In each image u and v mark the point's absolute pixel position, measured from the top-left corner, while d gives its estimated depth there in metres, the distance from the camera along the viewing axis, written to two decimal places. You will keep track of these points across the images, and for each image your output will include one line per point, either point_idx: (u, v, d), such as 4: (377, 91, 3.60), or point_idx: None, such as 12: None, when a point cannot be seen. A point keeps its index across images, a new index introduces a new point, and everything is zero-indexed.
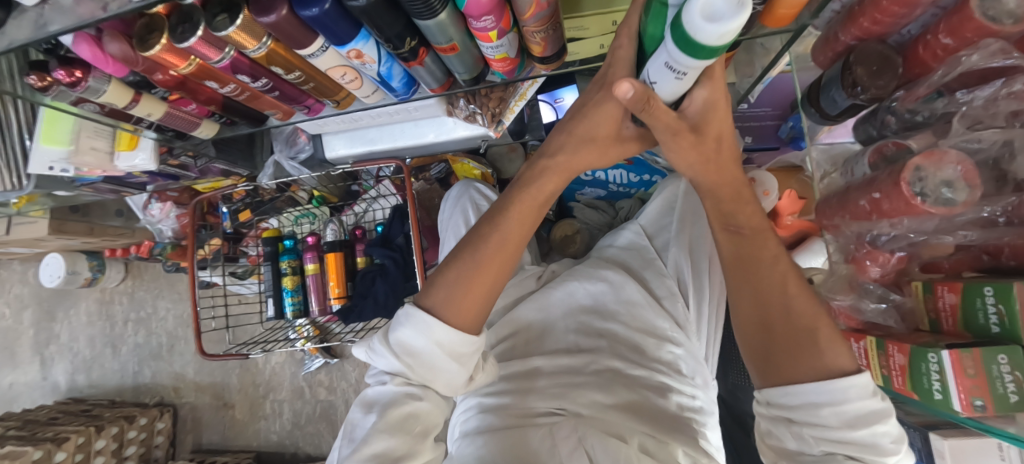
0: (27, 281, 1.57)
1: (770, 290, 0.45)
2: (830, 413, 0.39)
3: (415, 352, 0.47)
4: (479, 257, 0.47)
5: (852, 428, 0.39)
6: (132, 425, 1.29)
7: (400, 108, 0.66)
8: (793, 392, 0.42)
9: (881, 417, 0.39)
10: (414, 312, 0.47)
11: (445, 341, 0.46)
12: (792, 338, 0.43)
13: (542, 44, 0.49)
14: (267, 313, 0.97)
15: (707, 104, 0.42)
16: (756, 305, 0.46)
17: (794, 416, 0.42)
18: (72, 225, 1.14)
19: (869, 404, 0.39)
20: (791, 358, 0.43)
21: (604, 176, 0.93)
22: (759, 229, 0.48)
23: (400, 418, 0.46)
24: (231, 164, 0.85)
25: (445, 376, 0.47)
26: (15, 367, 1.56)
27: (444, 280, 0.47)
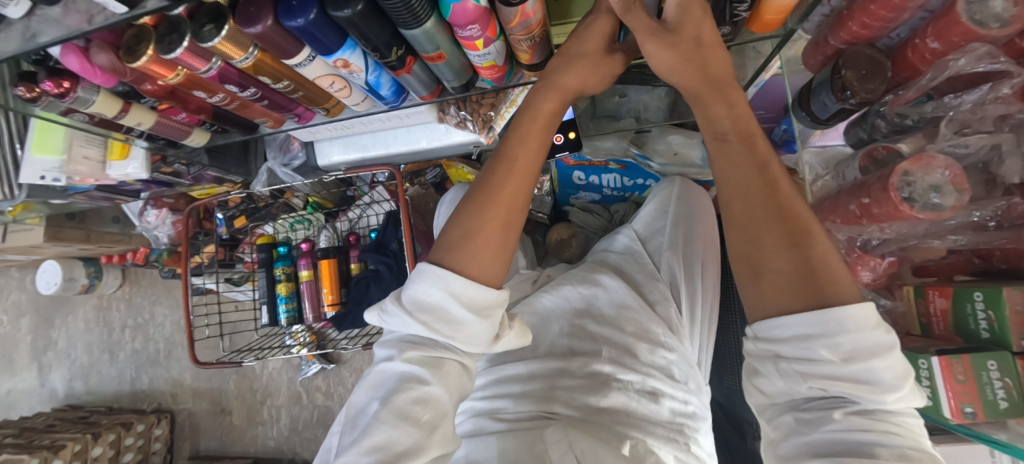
0: (24, 288, 1.57)
1: (759, 211, 0.39)
2: (822, 345, 0.34)
3: (431, 307, 0.42)
4: (494, 187, 0.44)
5: (847, 362, 0.33)
6: (130, 432, 1.29)
7: (391, 115, 0.65)
8: (784, 323, 0.36)
9: (885, 351, 0.33)
10: (426, 266, 0.42)
11: (461, 298, 0.41)
12: (787, 262, 0.37)
13: (529, 51, 0.49)
14: (260, 320, 0.96)
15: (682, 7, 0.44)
16: (746, 228, 0.40)
17: (782, 351, 0.36)
18: (68, 232, 1.14)
19: (871, 335, 0.33)
20: (783, 286, 0.37)
21: (598, 181, 0.94)
22: (747, 133, 0.42)
23: (405, 404, 0.41)
24: (225, 171, 0.85)
25: (465, 336, 0.42)
26: (13, 374, 1.56)
27: (458, 211, 0.44)
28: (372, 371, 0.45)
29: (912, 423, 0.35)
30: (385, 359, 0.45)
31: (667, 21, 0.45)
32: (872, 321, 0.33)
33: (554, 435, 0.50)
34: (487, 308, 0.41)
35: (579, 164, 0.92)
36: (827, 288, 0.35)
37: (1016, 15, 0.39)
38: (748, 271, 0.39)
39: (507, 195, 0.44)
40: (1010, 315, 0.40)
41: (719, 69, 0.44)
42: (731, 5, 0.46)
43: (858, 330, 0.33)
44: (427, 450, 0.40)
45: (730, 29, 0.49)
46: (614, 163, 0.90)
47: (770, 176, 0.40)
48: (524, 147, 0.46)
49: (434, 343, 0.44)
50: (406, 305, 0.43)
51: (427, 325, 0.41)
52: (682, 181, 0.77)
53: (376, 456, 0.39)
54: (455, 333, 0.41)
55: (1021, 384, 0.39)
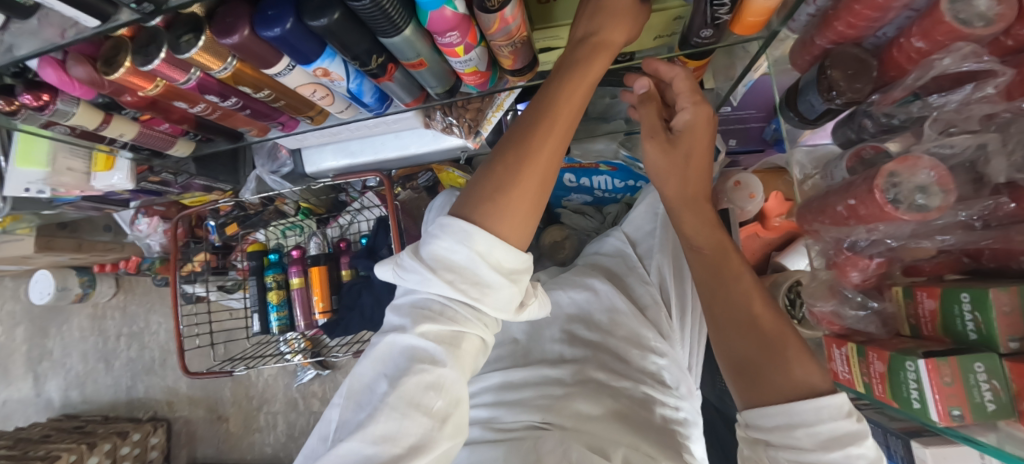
0: (18, 297, 1.56)
1: (739, 314, 0.46)
2: (802, 433, 0.38)
3: (454, 267, 0.38)
4: (535, 137, 0.41)
5: (825, 450, 0.36)
6: (126, 441, 1.28)
7: (378, 122, 0.65)
8: (766, 413, 0.40)
9: (858, 440, 0.36)
10: (451, 221, 0.38)
11: (493, 256, 0.37)
12: (766, 360, 0.43)
13: (511, 56, 0.48)
14: (252, 328, 0.96)
15: (690, 124, 0.55)
16: (731, 330, 0.46)
17: (770, 439, 0.40)
18: (59, 241, 1.14)
19: (846, 426, 0.37)
20: (767, 382, 0.42)
21: (589, 183, 0.93)
22: (720, 248, 0.52)
23: (417, 388, 0.37)
24: (213, 179, 0.84)
25: (494, 302, 0.38)
26: (8, 384, 1.55)
27: (491, 163, 0.41)
28: (378, 343, 0.40)
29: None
30: (395, 328, 0.40)
31: (675, 127, 0.56)
32: (845, 413, 0.37)
33: (550, 446, 0.49)
34: (517, 271, 0.39)
35: (570, 166, 0.90)
36: (803, 381, 0.40)
37: (1000, 13, 0.38)
38: (736, 371, 0.45)
39: (546, 156, 0.40)
40: (996, 317, 0.39)
41: (702, 194, 0.56)
42: (711, 8, 0.44)
43: (838, 427, 0.36)
44: (437, 442, 0.37)
45: (712, 31, 0.48)
46: (605, 165, 0.89)
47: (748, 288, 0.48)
48: (565, 105, 0.43)
49: (454, 314, 0.39)
50: (426, 262, 0.38)
51: (456, 286, 0.37)
52: None
53: (383, 445, 0.35)
54: (482, 297, 0.37)
55: (1009, 387, 0.38)
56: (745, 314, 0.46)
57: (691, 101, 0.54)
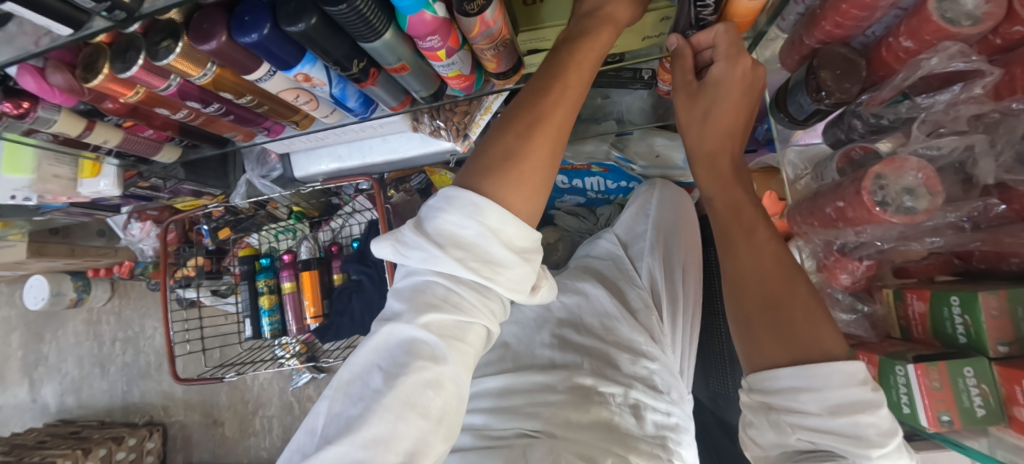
0: (13, 303, 1.56)
1: (752, 273, 0.44)
2: (808, 398, 0.36)
3: (462, 241, 0.35)
4: (545, 98, 0.39)
5: (832, 415, 0.35)
6: (121, 446, 1.28)
7: (365, 126, 0.64)
8: (774, 377, 0.39)
9: (871, 408, 0.34)
10: (460, 193, 0.36)
11: (502, 228, 0.35)
12: (772, 322, 0.41)
13: (494, 60, 0.48)
14: (244, 333, 0.95)
15: (722, 78, 0.46)
16: (745, 290, 0.44)
17: (773, 402, 0.39)
18: (52, 247, 1.14)
19: (858, 393, 0.35)
20: (772, 343, 0.40)
21: (581, 184, 0.93)
22: (737, 205, 0.48)
23: (415, 385, 0.34)
24: (202, 184, 0.84)
25: (507, 282, 0.36)
26: (4, 390, 1.55)
27: (500, 129, 0.39)
28: (376, 333, 0.37)
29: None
30: (395, 317, 0.37)
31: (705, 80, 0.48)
32: (856, 377, 0.35)
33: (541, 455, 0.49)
34: (528, 250, 0.37)
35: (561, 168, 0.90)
36: (811, 345, 0.38)
37: (988, 12, 0.37)
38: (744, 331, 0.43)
39: (556, 121, 0.38)
40: (985, 321, 0.39)
41: (728, 146, 0.49)
42: (695, 8, 0.44)
43: (848, 392, 0.35)
44: (432, 447, 0.34)
45: (696, 34, 0.48)
46: (596, 166, 0.88)
47: (768, 243, 0.44)
48: (576, 72, 0.41)
49: (460, 300, 0.37)
50: (433, 237, 0.36)
51: (466, 263, 0.35)
52: (663, 182, 0.78)
53: (374, 449, 0.33)
54: (495, 275, 0.35)
55: (998, 391, 0.38)
56: (758, 275, 0.43)
57: (726, 53, 0.45)
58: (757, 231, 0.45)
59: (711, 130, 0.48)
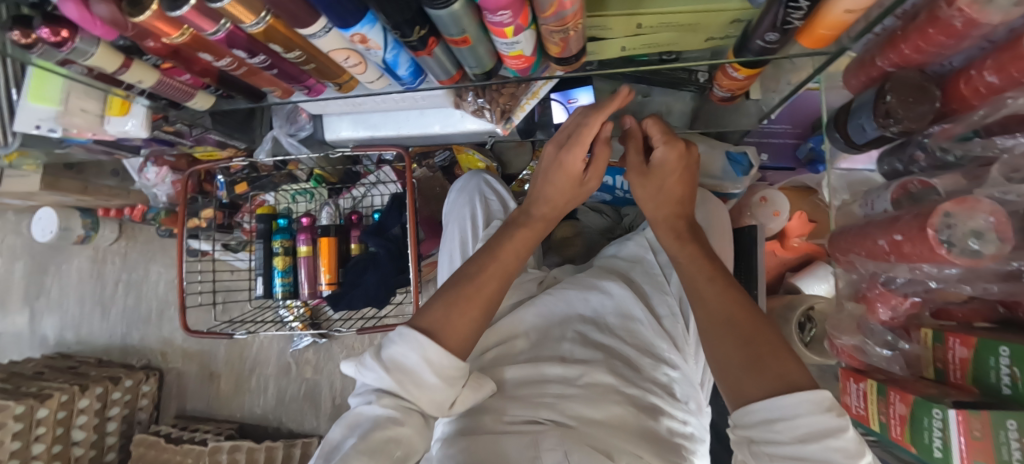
0: (19, 232, 1.55)
1: (721, 312, 0.48)
2: (783, 427, 0.37)
3: (406, 366, 0.46)
4: (496, 251, 0.58)
5: (802, 442, 0.36)
6: (116, 387, 1.29)
7: (405, 97, 0.61)
8: (750, 410, 0.40)
9: (839, 433, 0.35)
10: (408, 331, 0.48)
11: (436, 364, 0.46)
12: (745, 357, 0.43)
13: (560, 44, 0.45)
14: (255, 291, 0.92)
15: (665, 157, 0.58)
16: (718, 335, 0.47)
17: (754, 435, 0.39)
18: (65, 182, 1.12)
19: (826, 420, 0.36)
20: (747, 379, 0.42)
21: (611, 182, 0.91)
22: (693, 259, 0.56)
23: (377, 444, 0.42)
24: (228, 136, 0.81)
25: (432, 397, 0.46)
26: (5, 317, 1.55)
27: (448, 295, 0.53)
28: (349, 413, 0.46)
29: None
30: (361, 405, 0.47)
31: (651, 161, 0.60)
32: (819, 402, 0.36)
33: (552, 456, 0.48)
34: (455, 376, 0.47)
35: None
36: (778, 376, 0.40)
37: None
38: (724, 376, 0.45)
39: (503, 268, 0.56)
40: None
41: (681, 212, 0.60)
42: (784, 10, 0.40)
43: (813, 422, 0.36)
44: None
45: (778, 36, 0.44)
46: None
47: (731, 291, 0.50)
48: (515, 242, 0.59)
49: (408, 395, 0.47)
50: (384, 362, 0.46)
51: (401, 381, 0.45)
52: (703, 191, 0.75)
53: None
54: (422, 394, 0.46)
55: None
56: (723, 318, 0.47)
57: (663, 140, 0.58)
58: (717, 279, 0.52)
59: (665, 201, 0.60)
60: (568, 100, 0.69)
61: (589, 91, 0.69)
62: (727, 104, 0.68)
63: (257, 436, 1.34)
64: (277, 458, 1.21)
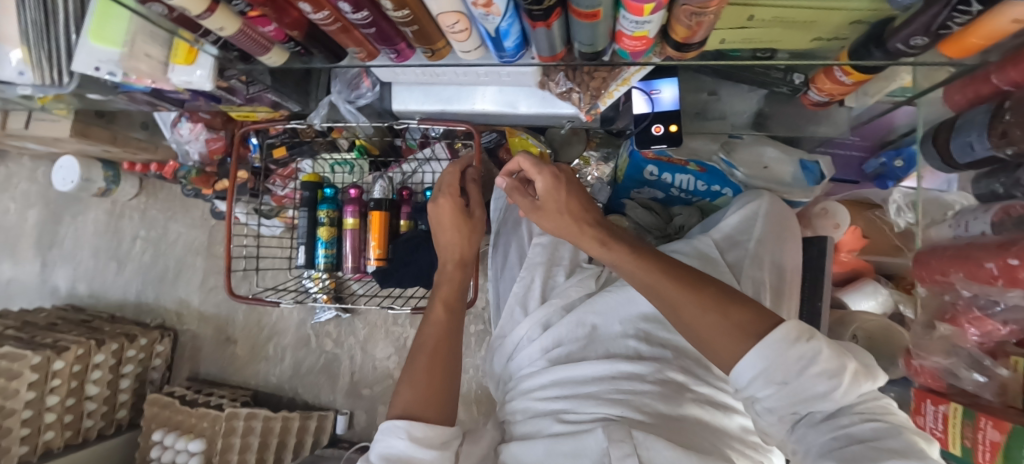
0: (35, 179, 1.51)
1: (670, 296, 0.47)
2: (773, 385, 0.42)
3: (400, 459, 0.50)
4: (428, 319, 0.62)
5: (788, 381, 0.41)
6: (133, 345, 1.27)
7: (491, 71, 0.59)
8: (741, 381, 0.44)
9: (811, 356, 0.40)
10: (390, 426, 0.51)
11: (422, 438, 0.50)
12: (717, 326, 0.44)
13: (692, 28, 0.42)
14: (296, 261, 0.89)
15: (551, 186, 0.54)
16: (683, 314, 0.46)
17: (759, 398, 0.44)
18: (96, 131, 1.07)
19: (796, 352, 0.41)
20: (728, 344, 0.43)
21: (669, 180, 0.86)
22: (619, 257, 0.52)
23: None
24: (283, 97, 0.78)
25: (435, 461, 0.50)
26: (15, 264, 1.51)
27: (406, 375, 0.56)
28: None
29: (876, 384, 0.45)
30: None
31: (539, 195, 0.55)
32: (786, 342, 0.41)
33: (621, 451, 0.47)
34: (445, 440, 0.52)
35: (657, 158, 0.83)
36: (742, 333, 0.43)
37: None
38: (703, 346, 0.46)
39: (443, 328, 0.60)
40: None
41: (590, 217, 0.54)
42: (948, 14, 0.38)
43: (794, 364, 0.40)
44: None
45: (927, 41, 0.42)
46: (694, 164, 0.83)
47: (660, 258, 0.50)
48: (440, 305, 0.63)
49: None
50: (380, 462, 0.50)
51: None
52: (772, 196, 0.73)
53: None
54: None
55: None
56: (668, 305, 0.47)
57: (539, 171, 0.54)
58: (647, 265, 0.50)
59: (563, 218, 0.54)
60: (650, 90, 0.66)
61: (672, 83, 0.66)
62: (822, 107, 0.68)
63: (272, 405, 1.33)
64: (293, 429, 1.19)
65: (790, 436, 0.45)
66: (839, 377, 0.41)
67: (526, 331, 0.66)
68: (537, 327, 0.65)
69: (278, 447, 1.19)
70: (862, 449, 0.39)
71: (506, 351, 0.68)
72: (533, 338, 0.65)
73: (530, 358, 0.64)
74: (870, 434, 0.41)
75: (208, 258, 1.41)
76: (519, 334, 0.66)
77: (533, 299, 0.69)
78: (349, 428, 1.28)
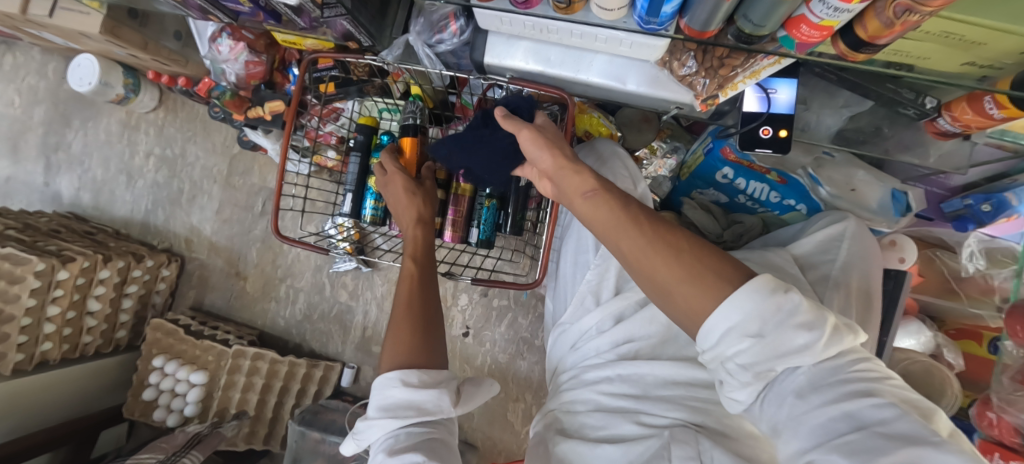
0: (45, 75, 1.40)
1: (633, 241, 0.43)
2: (747, 338, 0.39)
3: (401, 405, 0.53)
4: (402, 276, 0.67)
5: (763, 336, 0.38)
6: (139, 265, 1.21)
7: (612, 37, 0.53)
8: (712, 335, 0.40)
9: (790, 305, 0.38)
10: (387, 382, 0.54)
11: (419, 382, 0.54)
12: (683, 271, 0.41)
13: (893, 27, 0.37)
14: (340, 209, 0.84)
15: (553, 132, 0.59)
16: (654, 262, 0.42)
17: (733, 358, 0.40)
18: (127, 32, 0.97)
19: (771, 303, 0.38)
20: (704, 295, 0.40)
21: (741, 185, 0.83)
22: (606, 189, 0.49)
23: (414, 442, 0.50)
24: (358, 27, 0.70)
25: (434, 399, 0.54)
26: (15, 163, 1.42)
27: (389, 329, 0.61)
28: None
29: (858, 344, 0.40)
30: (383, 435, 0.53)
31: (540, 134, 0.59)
32: (767, 293, 0.38)
33: (684, 453, 0.47)
34: (434, 379, 0.56)
35: (737, 161, 0.79)
36: (713, 279, 0.40)
37: None
38: (665, 297, 0.43)
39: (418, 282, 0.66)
40: None
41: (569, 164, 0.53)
42: None
43: (772, 315, 0.38)
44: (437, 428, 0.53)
45: None
46: (775, 173, 0.79)
47: (623, 199, 0.47)
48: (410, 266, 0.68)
49: (416, 403, 0.53)
50: (384, 412, 0.53)
51: (407, 413, 0.52)
52: (858, 221, 0.69)
53: None
54: (424, 407, 0.53)
55: None
56: (631, 253, 0.44)
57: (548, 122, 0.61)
58: (629, 204, 0.47)
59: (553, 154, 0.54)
60: (766, 88, 0.60)
61: (790, 83, 0.60)
62: (944, 136, 0.65)
63: (276, 347, 1.31)
64: (298, 376, 1.16)
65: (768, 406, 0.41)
66: (818, 328, 0.38)
67: (595, 322, 0.65)
68: (609, 319, 0.65)
69: (282, 391, 1.17)
70: (864, 436, 0.33)
71: (570, 339, 0.69)
72: (603, 331, 0.64)
73: (596, 350, 0.64)
74: (872, 415, 0.34)
75: (225, 188, 1.34)
76: (588, 324, 0.66)
77: (606, 290, 0.67)
78: (354, 382, 1.26)
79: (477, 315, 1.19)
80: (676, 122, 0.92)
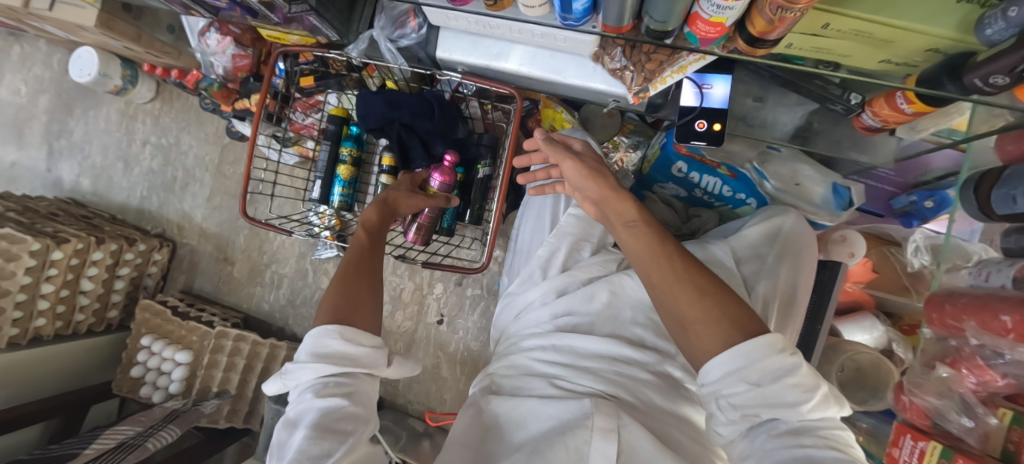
0: (49, 65, 1.47)
1: (668, 272, 0.47)
2: (741, 379, 0.39)
3: (332, 357, 0.51)
4: (355, 254, 0.65)
5: (759, 385, 0.39)
6: (132, 248, 1.27)
7: (547, 33, 0.57)
8: (710, 369, 0.41)
9: (792, 369, 0.39)
10: (324, 336, 0.52)
11: (355, 337, 0.53)
12: (701, 311, 0.43)
13: (775, 23, 0.40)
14: (310, 194, 0.89)
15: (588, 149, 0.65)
16: (678, 293, 0.45)
17: (719, 392, 0.41)
18: (120, 25, 1.02)
19: (781, 361, 0.39)
20: (712, 334, 0.42)
21: (695, 180, 0.86)
22: (653, 223, 0.52)
23: (340, 393, 0.49)
24: (325, 22, 0.75)
25: (368, 360, 0.53)
26: (20, 148, 1.49)
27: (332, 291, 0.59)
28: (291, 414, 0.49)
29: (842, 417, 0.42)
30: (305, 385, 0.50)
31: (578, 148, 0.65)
32: (772, 348, 0.39)
33: (604, 424, 0.48)
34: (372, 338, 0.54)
35: (689, 155, 0.82)
36: (728, 326, 0.42)
37: None
38: (681, 331, 0.45)
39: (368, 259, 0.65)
40: None
41: (609, 190, 0.57)
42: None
43: (773, 369, 0.39)
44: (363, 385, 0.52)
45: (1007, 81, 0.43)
46: (725, 167, 0.82)
47: (663, 234, 0.51)
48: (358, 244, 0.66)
49: (350, 359, 0.51)
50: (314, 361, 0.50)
51: (338, 364, 0.50)
52: (799, 214, 0.73)
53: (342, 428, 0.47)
54: (358, 361, 0.52)
55: None
56: (663, 281, 0.47)
57: (581, 149, 0.65)
58: (669, 241, 0.50)
59: (595, 178, 0.59)
60: (701, 84, 0.64)
61: (725, 79, 0.64)
62: (871, 131, 0.68)
63: (260, 331, 1.36)
64: (278, 357, 1.21)
65: (741, 441, 0.41)
66: (812, 393, 0.39)
67: (540, 294, 0.68)
68: (553, 292, 0.68)
69: (262, 371, 1.22)
70: None
71: (516, 308, 0.72)
72: (546, 303, 0.68)
73: (537, 320, 0.67)
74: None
75: (217, 176, 1.39)
76: (534, 295, 0.69)
77: (554, 267, 0.71)
78: None
79: (451, 303, 1.23)
80: (640, 118, 0.96)
